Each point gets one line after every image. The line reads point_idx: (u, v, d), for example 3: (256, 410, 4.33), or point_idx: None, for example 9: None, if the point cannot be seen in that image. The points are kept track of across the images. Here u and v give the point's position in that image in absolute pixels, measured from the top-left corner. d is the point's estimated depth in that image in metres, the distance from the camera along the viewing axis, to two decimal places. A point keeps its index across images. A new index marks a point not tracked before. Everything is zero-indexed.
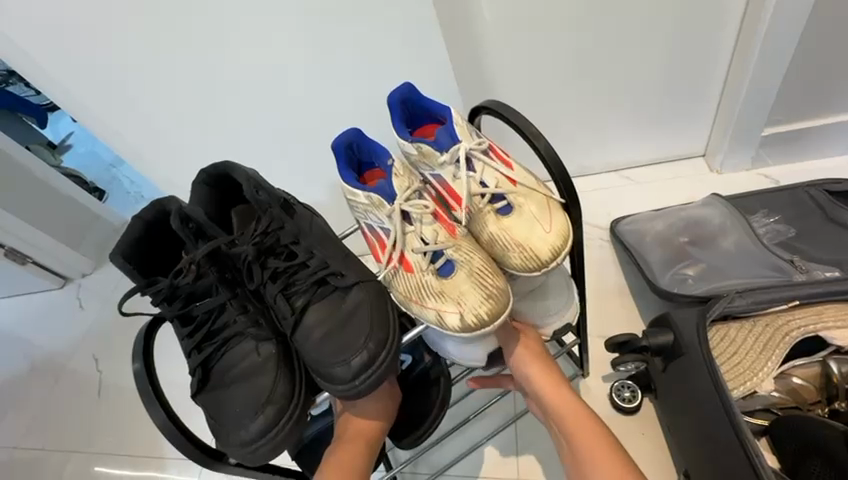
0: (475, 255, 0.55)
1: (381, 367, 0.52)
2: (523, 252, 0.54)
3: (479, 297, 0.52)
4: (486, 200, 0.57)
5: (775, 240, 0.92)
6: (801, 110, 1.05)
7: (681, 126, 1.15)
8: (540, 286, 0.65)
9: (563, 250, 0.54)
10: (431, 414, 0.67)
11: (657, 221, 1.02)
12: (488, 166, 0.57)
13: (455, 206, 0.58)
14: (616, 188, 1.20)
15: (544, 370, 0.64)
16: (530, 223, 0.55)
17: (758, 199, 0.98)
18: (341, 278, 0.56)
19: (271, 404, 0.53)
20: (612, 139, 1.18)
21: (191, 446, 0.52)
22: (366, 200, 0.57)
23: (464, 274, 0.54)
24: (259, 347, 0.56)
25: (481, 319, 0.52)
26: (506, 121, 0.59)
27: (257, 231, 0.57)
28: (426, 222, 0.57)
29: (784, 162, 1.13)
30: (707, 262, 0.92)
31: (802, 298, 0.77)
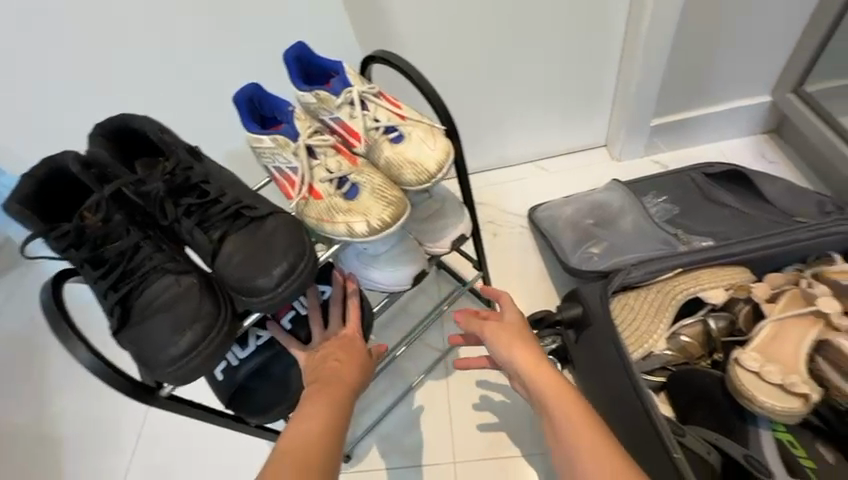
0: (374, 175, 0.61)
1: (301, 275, 0.55)
2: (413, 167, 0.60)
3: (381, 206, 0.58)
4: (380, 133, 0.64)
5: (664, 218, 1.06)
6: (678, 105, 1.24)
7: (580, 122, 1.34)
8: (438, 210, 0.76)
9: (447, 162, 0.61)
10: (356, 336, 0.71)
11: (568, 206, 1.13)
12: (380, 107, 0.65)
13: (354, 142, 0.64)
14: (533, 178, 1.38)
15: (511, 334, 0.69)
16: (417, 144, 0.62)
17: (651, 183, 1.12)
18: (255, 210, 0.58)
19: (198, 322, 0.52)
20: (523, 133, 1.34)
21: (123, 380, 0.51)
22: (271, 143, 0.62)
23: (368, 193, 0.59)
24: (179, 278, 0.55)
25: (385, 222, 0.58)
26: (395, 68, 0.67)
27: (167, 170, 0.58)
28: (330, 155, 0.63)
29: (671, 149, 1.33)
30: (606, 239, 1.04)
31: (685, 265, 0.87)
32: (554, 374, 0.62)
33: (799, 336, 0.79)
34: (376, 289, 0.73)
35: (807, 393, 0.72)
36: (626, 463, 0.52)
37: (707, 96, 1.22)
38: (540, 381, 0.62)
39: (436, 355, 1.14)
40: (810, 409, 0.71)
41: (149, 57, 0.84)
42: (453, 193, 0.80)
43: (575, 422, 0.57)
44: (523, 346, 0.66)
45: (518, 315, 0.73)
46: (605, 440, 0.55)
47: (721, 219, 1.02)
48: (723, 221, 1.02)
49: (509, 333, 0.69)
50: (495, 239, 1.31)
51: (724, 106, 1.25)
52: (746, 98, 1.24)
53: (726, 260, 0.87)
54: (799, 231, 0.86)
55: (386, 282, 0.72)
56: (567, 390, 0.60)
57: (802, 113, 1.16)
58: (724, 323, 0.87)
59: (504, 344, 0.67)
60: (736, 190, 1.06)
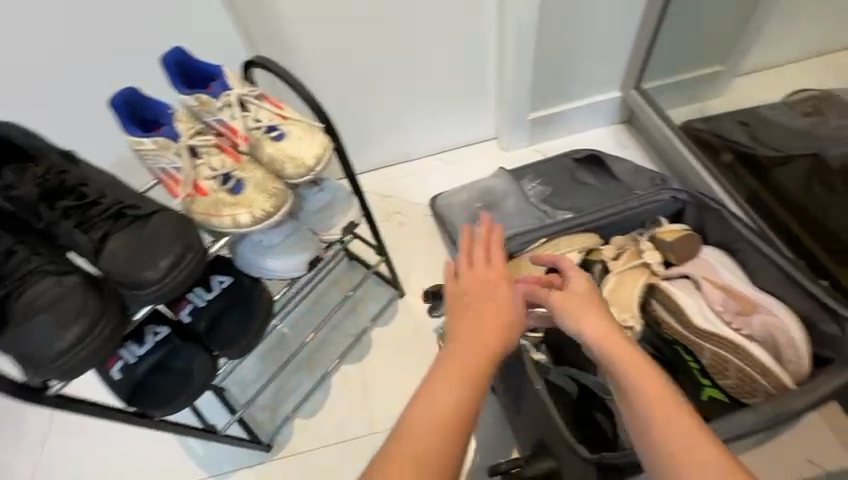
0: (257, 172, 0.66)
1: (188, 265, 0.59)
2: (292, 161, 0.67)
3: (263, 197, 0.64)
4: (262, 132, 0.70)
5: (540, 198, 1.24)
6: (549, 100, 1.44)
7: (470, 117, 1.50)
8: (328, 202, 0.83)
9: (325, 156, 0.69)
10: (257, 321, 0.77)
11: (461, 194, 1.27)
12: (261, 108, 0.71)
13: (237, 140, 0.69)
14: (434, 170, 1.52)
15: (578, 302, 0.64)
16: (296, 141, 0.68)
17: (532, 170, 1.28)
18: (139, 209, 0.61)
19: (82, 317, 0.54)
20: (420, 128, 1.48)
21: (6, 381, 0.53)
22: (152, 145, 0.65)
23: (252, 187, 0.65)
24: (59, 279, 0.56)
25: (267, 211, 0.64)
26: (274, 73, 0.73)
27: (38, 175, 0.59)
28: (213, 154, 0.67)
29: (548, 139, 1.53)
30: (491, 222, 1.20)
31: (548, 236, 1.03)
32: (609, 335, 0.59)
33: (633, 282, 0.98)
34: (274, 278, 0.79)
35: (632, 326, 0.91)
36: (704, 435, 0.51)
37: (570, 92, 1.43)
38: (614, 351, 0.57)
39: (353, 336, 1.23)
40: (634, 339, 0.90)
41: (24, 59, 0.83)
42: (345, 184, 0.87)
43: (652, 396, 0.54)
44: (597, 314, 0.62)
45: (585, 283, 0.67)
46: (689, 420, 0.52)
47: (583, 194, 1.23)
48: (583, 197, 1.22)
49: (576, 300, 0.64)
50: (402, 229, 1.42)
51: (586, 101, 1.46)
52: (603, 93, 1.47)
53: (582, 230, 1.05)
54: (631, 201, 1.07)
55: (278, 270, 0.78)
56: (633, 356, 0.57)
57: (641, 106, 1.41)
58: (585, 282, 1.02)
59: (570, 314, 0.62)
60: (599, 173, 1.25)
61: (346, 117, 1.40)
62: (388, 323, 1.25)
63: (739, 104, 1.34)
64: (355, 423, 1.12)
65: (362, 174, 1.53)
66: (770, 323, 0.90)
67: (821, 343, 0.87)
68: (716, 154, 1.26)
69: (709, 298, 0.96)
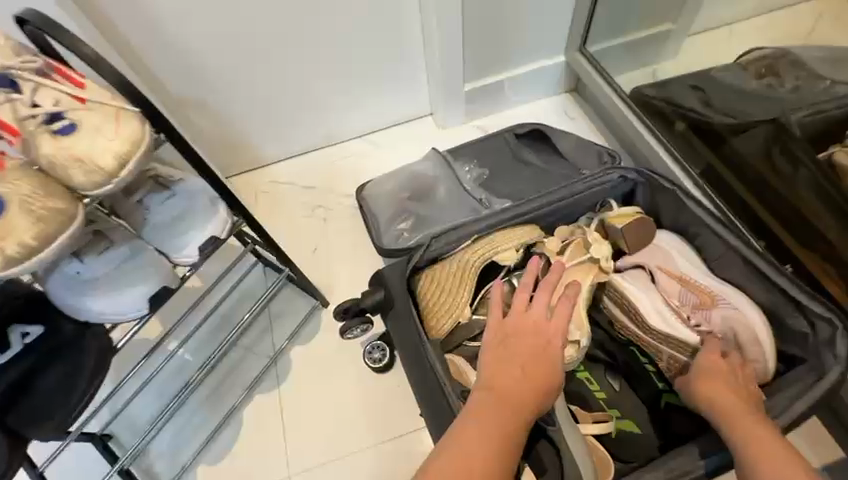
0: (24, 182, 0.45)
1: None
2: (79, 165, 0.46)
3: (24, 223, 0.44)
4: (43, 121, 0.48)
5: (478, 182, 1.07)
6: (486, 67, 1.26)
7: (400, 90, 1.30)
8: (182, 212, 0.61)
9: (133, 157, 0.47)
10: (81, 382, 0.57)
11: (387, 182, 1.08)
12: (45, 86, 0.49)
13: (11, 139, 0.47)
14: (362, 154, 1.33)
15: (714, 383, 0.69)
16: (89, 136, 0.47)
17: (471, 150, 1.11)
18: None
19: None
20: (341, 106, 1.27)
21: None
22: None
23: (11, 208, 0.44)
24: None
25: (28, 245, 0.44)
26: (61, 33, 0.50)
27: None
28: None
29: (490, 113, 1.36)
30: (419, 214, 1.02)
31: (480, 230, 0.86)
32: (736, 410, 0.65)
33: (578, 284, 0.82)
34: (105, 323, 0.58)
35: (578, 340, 0.77)
36: None
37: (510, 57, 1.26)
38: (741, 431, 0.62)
39: (267, 358, 1.03)
40: (581, 355, 0.76)
41: None
42: (207, 186, 0.65)
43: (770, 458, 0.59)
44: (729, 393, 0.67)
45: (713, 360, 0.71)
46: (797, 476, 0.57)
47: (526, 176, 1.07)
48: (526, 180, 1.06)
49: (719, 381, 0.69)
50: (327, 225, 1.23)
51: (528, 68, 1.29)
52: (547, 57, 1.29)
53: (522, 221, 0.89)
54: (577, 183, 0.91)
55: (104, 314, 0.57)
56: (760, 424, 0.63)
57: (588, 71, 1.25)
58: None
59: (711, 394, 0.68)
60: (543, 149, 1.10)
61: (248, 96, 1.17)
62: (309, 340, 1.05)
63: (694, 66, 1.20)
64: (270, 464, 0.95)
65: (278, 163, 1.31)
66: (732, 317, 0.78)
67: (786, 340, 0.77)
68: (669, 124, 1.13)
69: (666, 292, 0.84)
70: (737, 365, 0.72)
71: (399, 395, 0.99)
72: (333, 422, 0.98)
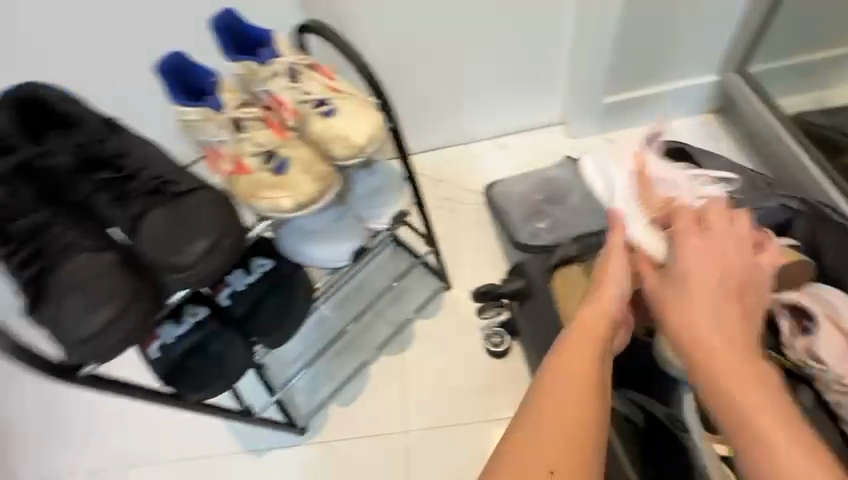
0: (302, 150, 0.61)
1: (225, 250, 0.54)
2: (342, 141, 0.60)
3: (309, 181, 0.58)
4: (312, 106, 0.63)
5: (613, 194, 1.10)
6: (632, 81, 1.27)
7: (539, 99, 1.35)
8: (377, 186, 0.75)
9: (378, 138, 0.61)
10: (296, 310, 0.72)
11: (519, 184, 1.15)
12: (312, 79, 0.64)
13: (288, 117, 0.62)
14: (493, 155, 1.38)
15: (698, 309, 0.55)
16: (348, 118, 0.61)
17: (603, 161, 1.14)
18: (176, 186, 0.56)
19: (115, 299, 0.50)
20: (481, 110, 1.35)
21: (39, 362, 0.50)
22: (196, 116, 0.60)
23: (296, 168, 0.59)
24: (94, 256, 0.52)
25: (311, 197, 0.58)
26: (328, 39, 0.65)
27: (79, 142, 0.54)
28: (258, 129, 0.61)
29: (625, 125, 1.35)
30: (553, 216, 1.07)
31: (623, 239, 0.90)
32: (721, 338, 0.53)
33: None
34: (315, 265, 0.74)
35: None
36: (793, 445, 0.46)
37: (659, 73, 1.25)
38: (707, 356, 0.52)
39: (394, 327, 1.16)
40: None
41: (81, 25, 0.82)
42: (397, 169, 0.80)
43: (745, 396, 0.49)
44: (724, 307, 0.55)
45: (728, 241, 0.59)
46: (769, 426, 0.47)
47: None
48: None
49: (701, 299, 0.55)
50: (451, 218, 1.32)
51: (676, 85, 1.28)
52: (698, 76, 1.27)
53: None
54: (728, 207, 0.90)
55: (320, 261, 0.73)
56: (738, 356, 0.52)
57: (744, 94, 1.22)
58: None
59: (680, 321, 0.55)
60: (685, 168, 1.09)
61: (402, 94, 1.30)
62: (431, 317, 1.17)
63: None
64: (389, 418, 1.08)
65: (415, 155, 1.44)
66: None
67: None
68: (835, 156, 1.08)
69: None
70: (730, 260, 0.57)
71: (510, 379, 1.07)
72: (447, 395, 1.08)
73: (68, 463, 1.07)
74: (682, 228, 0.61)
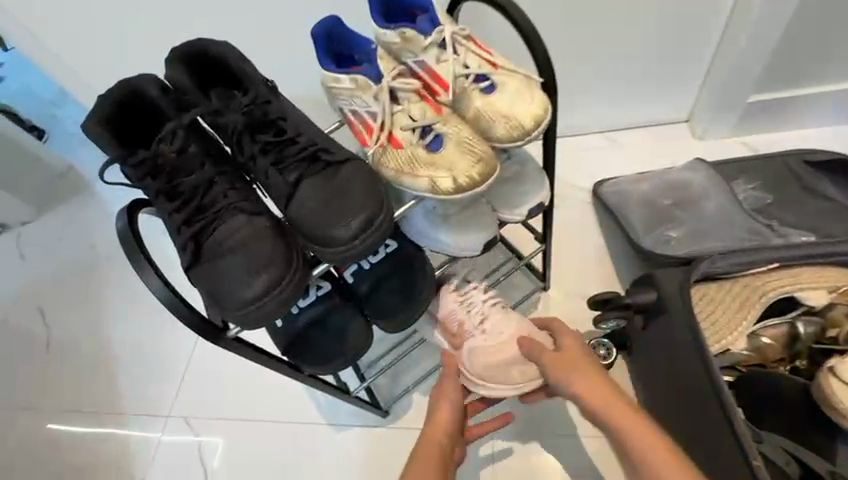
0: (462, 127, 0.56)
1: (379, 229, 0.51)
2: (506, 121, 0.55)
3: (469, 161, 0.54)
4: (470, 81, 0.58)
5: (754, 206, 0.97)
6: (783, 79, 1.12)
7: (667, 94, 1.21)
8: (515, 174, 0.70)
9: (544, 121, 0.55)
10: (419, 297, 0.68)
11: (638, 184, 1.04)
12: (470, 51, 0.58)
13: (439, 91, 0.58)
14: (603, 150, 1.26)
15: (570, 366, 0.64)
16: (512, 96, 0.56)
17: (737, 166, 1.01)
18: (332, 155, 0.54)
19: (272, 264, 0.49)
20: (599, 102, 1.22)
21: (194, 320, 0.51)
22: (350, 84, 0.57)
23: (453, 145, 0.55)
24: (253, 220, 0.52)
25: (473, 179, 0.53)
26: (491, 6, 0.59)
27: (244, 102, 0.53)
28: (413, 102, 0.57)
29: (760, 131, 1.22)
30: (682, 224, 0.96)
31: (782, 261, 0.78)
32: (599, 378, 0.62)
33: None
34: (439, 251, 0.69)
35: None
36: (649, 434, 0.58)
37: (816, 69, 1.10)
38: (588, 397, 0.61)
39: None
40: None
41: None
42: (532, 158, 0.73)
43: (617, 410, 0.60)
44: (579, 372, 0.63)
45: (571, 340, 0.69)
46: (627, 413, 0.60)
47: (817, 209, 0.94)
48: (818, 214, 0.94)
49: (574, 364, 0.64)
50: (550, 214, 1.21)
51: (828, 87, 1.15)
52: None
53: (830, 262, 0.78)
54: None
55: (448, 247, 0.67)
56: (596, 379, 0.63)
57: None
58: (814, 330, 0.77)
59: (564, 378, 0.63)
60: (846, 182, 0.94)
61: None
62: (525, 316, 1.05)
63: None
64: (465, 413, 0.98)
65: None
66: None
67: None
68: None
69: None
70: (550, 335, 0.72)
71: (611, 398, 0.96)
72: None
73: (165, 407, 1.13)
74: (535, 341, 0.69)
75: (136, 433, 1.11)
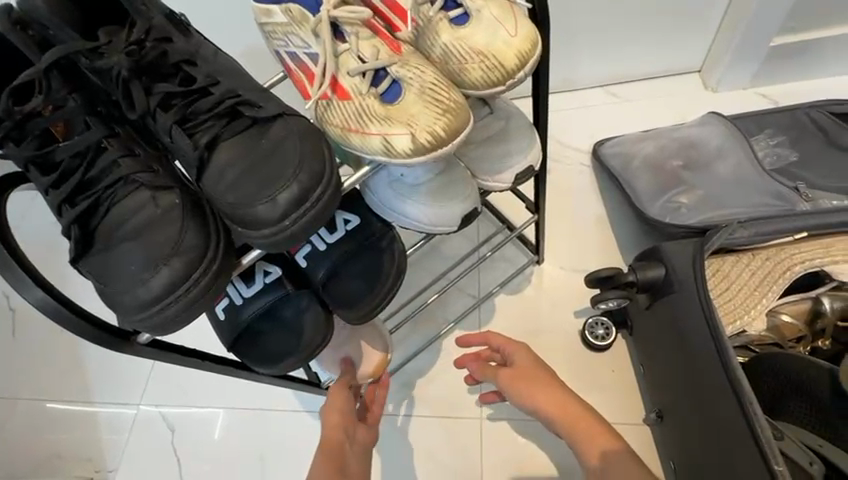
0: (425, 69, 0.43)
1: (317, 205, 0.40)
2: (482, 61, 0.43)
3: (434, 113, 0.41)
4: (437, 9, 0.45)
5: (776, 166, 0.85)
6: (815, 18, 0.97)
7: (678, 37, 1.06)
8: (499, 132, 0.58)
9: (531, 59, 0.43)
10: (386, 281, 0.58)
11: (645, 143, 0.92)
12: None
13: (399, 25, 0.45)
14: (606, 106, 1.12)
15: (527, 383, 0.65)
16: (489, 28, 0.43)
17: (758, 121, 0.89)
18: (257, 109, 0.41)
19: (176, 254, 0.38)
20: (602, 49, 1.07)
21: (87, 325, 0.40)
22: (285, 17, 0.45)
23: (413, 94, 0.42)
24: (157, 196, 0.40)
25: (437, 137, 0.41)
26: None
27: (133, 39, 0.41)
28: (363, 38, 0.44)
29: (782, 81, 1.09)
30: (694, 187, 0.85)
31: (810, 230, 0.68)
32: (563, 401, 0.63)
33: None
34: (409, 229, 0.58)
35: None
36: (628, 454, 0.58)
37: None
38: (554, 416, 0.62)
39: (473, 300, 0.95)
40: None
41: None
42: (523, 114, 0.61)
43: (593, 434, 0.60)
44: (542, 394, 0.64)
45: (528, 358, 0.68)
46: (599, 432, 0.60)
47: None
48: None
49: (532, 378, 0.65)
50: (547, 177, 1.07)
51: None
52: None
53: None
54: None
55: (419, 225, 0.56)
56: (562, 403, 0.63)
57: None
58: (842, 305, 0.68)
59: (525, 394, 0.64)
60: None
61: None
62: (517, 293, 0.96)
63: None
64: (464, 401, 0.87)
65: None
66: None
67: None
68: None
69: None
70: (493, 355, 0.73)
71: (612, 381, 0.88)
72: None
73: (135, 394, 0.93)
74: (474, 369, 0.72)
75: (102, 427, 0.92)
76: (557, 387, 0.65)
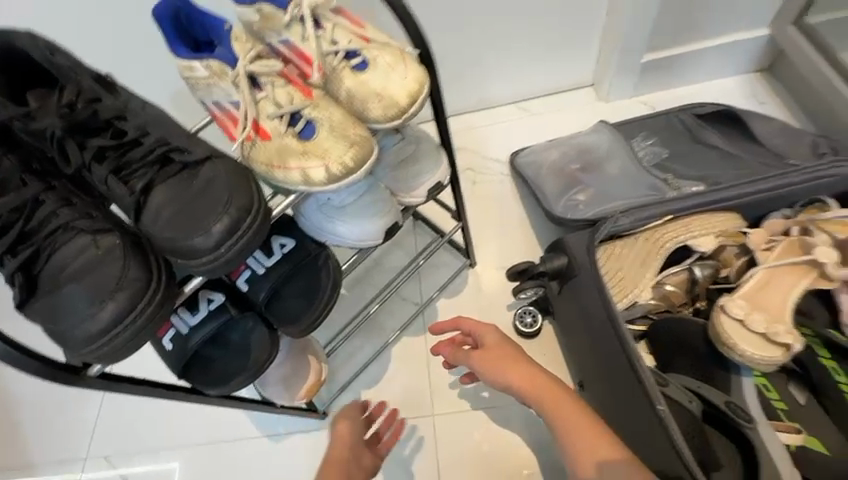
0: (333, 110, 0.51)
1: (248, 232, 0.46)
2: (381, 100, 0.52)
3: (344, 146, 0.49)
4: (340, 58, 0.53)
5: (653, 162, 1.01)
6: (673, 37, 1.17)
7: (568, 58, 1.23)
8: (411, 154, 0.67)
9: (421, 95, 0.52)
10: (324, 294, 0.64)
11: (548, 151, 1.05)
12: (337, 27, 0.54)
13: (308, 71, 0.52)
14: (517, 120, 1.26)
15: (499, 363, 0.71)
16: (384, 73, 0.52)
17: (636, 126, 1.06)
18: (186, 154, 0.47)
19: (120, 289, 0.42)
20: (506, 71, 1.21)
21: (35, 363, 0.43)
22: (205, 71, 0.51)
23: (325, 132, 0.50)
24: (97, 239, 0.44)
25: (348, 165, 0.49)
26: None
27: (64, 103, 0.46)
28: (278, 86, 0.52)
29: (659, 89, 1.28)
30: (589, 186, 0.99)
31: (675, 212, 0.82)
32: (532, 374, 0.68)
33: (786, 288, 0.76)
34: (340, 247, 0.65)
35: (789, 343, 0.71)
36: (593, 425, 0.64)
37: (701, 26, 1.16)
38: (524, 391, 0.68)
39: (415, 307, 1.03)
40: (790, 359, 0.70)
41: None
42: (430, 137, 0.70)
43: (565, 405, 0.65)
44: (514, 372, 0.69)
45: (500, 340, 0.74)
46: (570, 405, 0.65)
47: (710, 159, 0.99)
48: (714, 165, 0.98)
49: (500, 356, 0.72)
50: (472, 188, 1.18)
51: (717, 42, 1.20)
52: (744, 31, 1.19)
53: (718, 207, 0.83)
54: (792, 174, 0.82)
55: (348, 242, 0.64)
56: (532, 378, 0.68)
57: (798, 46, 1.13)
58: (708, 272, 0.83)
59: (494, 370, 0.71)
60: (729, 132, 1.02)
61: None
62: (454, 295, 1.05)
63: None
64: (416, 399, 0.94)
65: None
66: None
67: None
68: None
69: None
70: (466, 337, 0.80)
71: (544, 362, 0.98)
72: None
73: (83, 447, 0.91)
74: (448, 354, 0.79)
75: None
76: (526, 365, 0.70)
